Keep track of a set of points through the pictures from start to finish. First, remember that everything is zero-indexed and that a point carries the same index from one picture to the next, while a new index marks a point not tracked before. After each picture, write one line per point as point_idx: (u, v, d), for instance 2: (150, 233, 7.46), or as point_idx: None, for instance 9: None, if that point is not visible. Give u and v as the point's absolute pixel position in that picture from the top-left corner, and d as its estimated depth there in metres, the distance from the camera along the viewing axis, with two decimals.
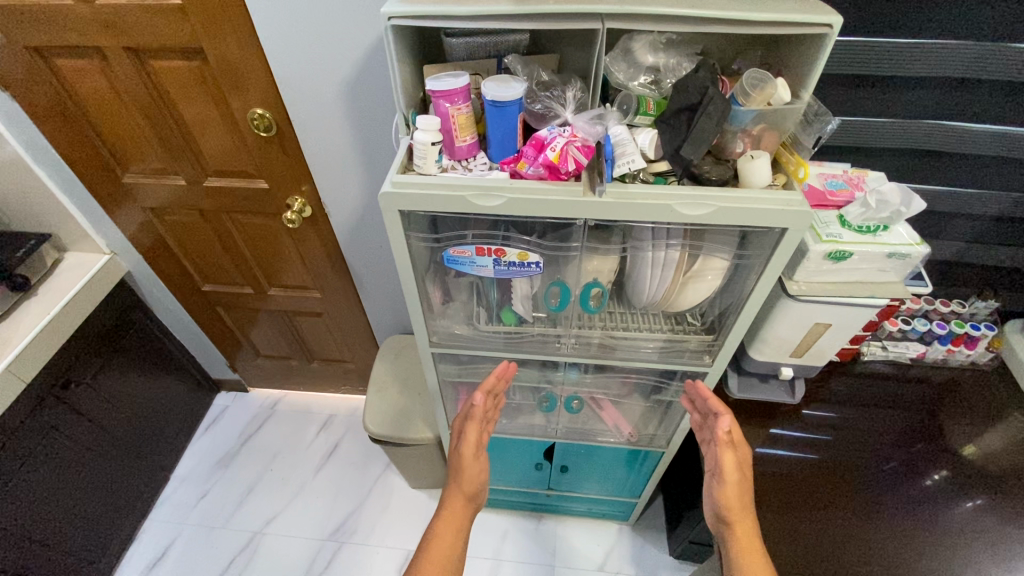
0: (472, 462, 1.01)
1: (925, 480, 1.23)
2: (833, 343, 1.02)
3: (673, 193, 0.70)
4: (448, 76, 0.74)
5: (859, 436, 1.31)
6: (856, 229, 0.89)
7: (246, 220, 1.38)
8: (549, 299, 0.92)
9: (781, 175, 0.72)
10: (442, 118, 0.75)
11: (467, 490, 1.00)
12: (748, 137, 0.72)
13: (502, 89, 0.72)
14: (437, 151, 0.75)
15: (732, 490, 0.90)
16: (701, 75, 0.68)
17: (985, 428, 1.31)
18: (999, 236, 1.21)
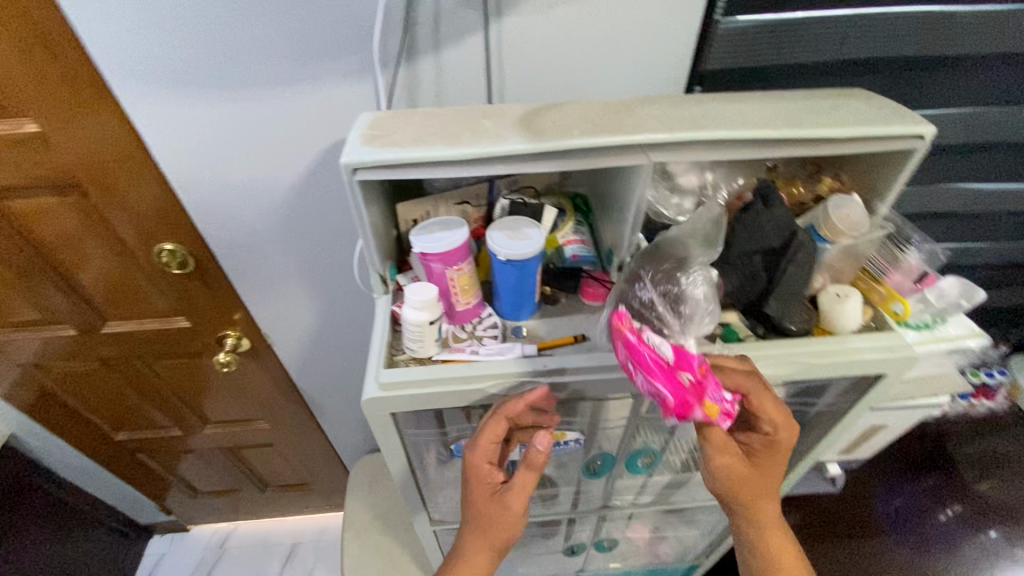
0: (497, 505, 0.59)
1: (937, 517, 1.20)
2: (884, 439, 0.91)
3: (753, 354, 0.54)
4: (441, 227, 0.55)
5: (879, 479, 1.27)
6: (914, 327, 0.77)
7: (164, 361, 1.10)
8: (590, 468, 0.75)
9: (868, 307, 0.59)
10: (437, 282, 0.56)
11: (490, 545, 0.61)
12: (829, 267, 0.58)
13: (516, 241, 0.55)
14: (438, 327, 0.55)
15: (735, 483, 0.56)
16: (777, 207, 0.53)
17: (994, 441, 1.30)
18: (1007, 282, 1.15)
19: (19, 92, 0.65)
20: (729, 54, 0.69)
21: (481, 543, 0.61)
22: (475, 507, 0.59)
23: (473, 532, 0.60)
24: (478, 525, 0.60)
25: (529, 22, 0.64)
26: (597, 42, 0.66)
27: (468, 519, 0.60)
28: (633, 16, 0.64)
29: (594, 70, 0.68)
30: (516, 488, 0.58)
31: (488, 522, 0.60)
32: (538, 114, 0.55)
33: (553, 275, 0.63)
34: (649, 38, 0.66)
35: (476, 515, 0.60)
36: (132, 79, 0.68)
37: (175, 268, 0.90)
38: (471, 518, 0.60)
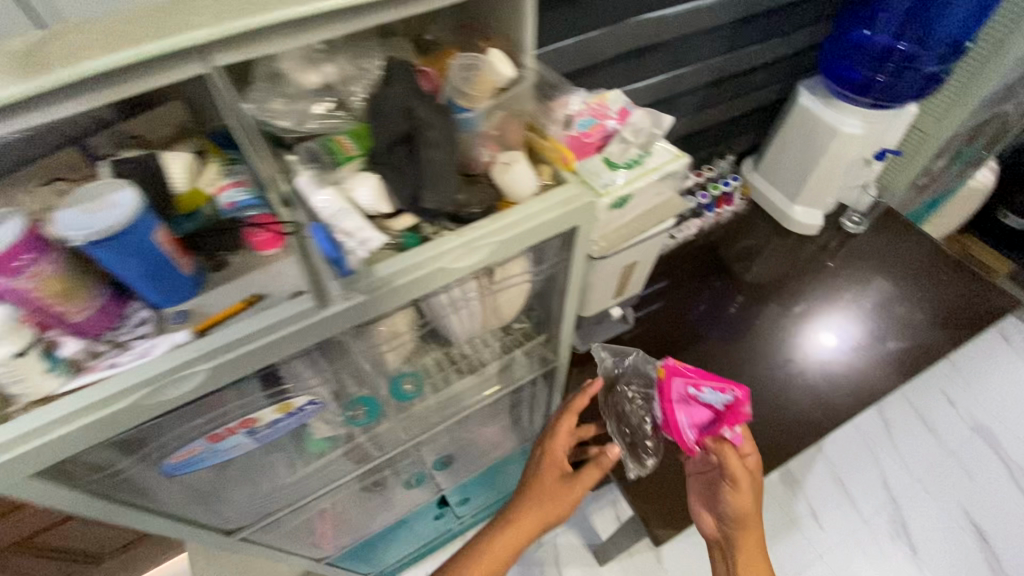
0: (563, 484, 0.81)
1: (729, 311, 1.33)
2: (642, 272, 1.01)
3: (435, 251, 0.51)
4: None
5: (676, 300, 1.36)
6: (626, 166, 0.81)
7: None
8: (354, 417, 0.73)
9: (544, 167, 0.57)
10: (10, 301, 0.42)
11: (544, 515, 0.79)
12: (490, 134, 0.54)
13: (89, 219, 0.42)
14: (40, 353, 0.43)
15: (742, 495, 0.74)
16: (396, 87, 0.49)
17: (744, 229, 1.45)
18: (717, 98, 1.28)
19: None
20: None
21: (540, 509, 0.79)
22: (541, 480, 0.82)
23: (536, 499, 0.80)
24: (541, 496, 0.80)
25: None
26: None
27: (536, 482, 0.82)
28: None
29: None
30: (580, 475, 0.81)
31: (549, 496, 0.80)
32: (44, 41, 0.40)
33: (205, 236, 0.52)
34: None
35: (542, 483, 0.81)
36: None
37: None
38: (536, 486, 0.82)
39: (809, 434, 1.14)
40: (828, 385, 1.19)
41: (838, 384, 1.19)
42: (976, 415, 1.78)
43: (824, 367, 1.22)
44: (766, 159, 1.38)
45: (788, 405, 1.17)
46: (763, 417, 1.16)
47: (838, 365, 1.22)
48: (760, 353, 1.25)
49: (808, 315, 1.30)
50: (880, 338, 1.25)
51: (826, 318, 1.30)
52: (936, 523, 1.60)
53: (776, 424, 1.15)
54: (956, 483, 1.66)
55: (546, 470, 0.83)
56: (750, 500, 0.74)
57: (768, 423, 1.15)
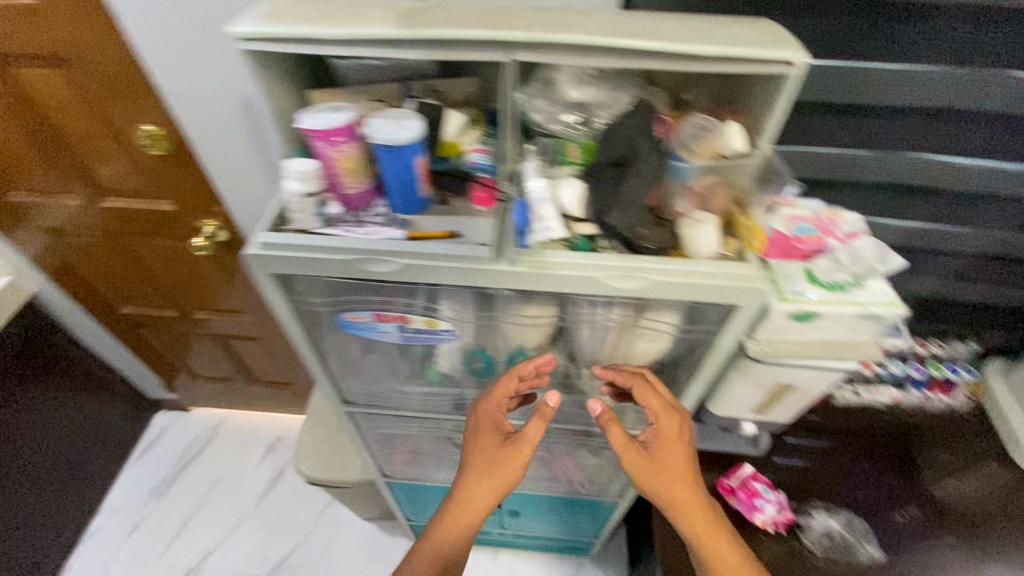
0: (506, 452, 0.75)
1: (906, 517, 1.08)
2: (796, 401, 0.92)
3: (598, 262, 0.57)
4: (329, 110, 0.60)
5: (840, 470, 1.14)
6: (826, 285, 0.76)
7: (158, 243, 1.23)
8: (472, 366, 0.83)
9: (732, 241, 0.60)
10: (323, 161, 0.61)
11: (489, 492, 0.75)
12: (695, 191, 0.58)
13: (394, 129, 0.59)
14: (317, 203, 0.61)
15: (656, 473, 0.73)
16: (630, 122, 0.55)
17: (959, 427, 1.18)
18: (986, 275, 1.09)
19: None
20: None
21: (482, 489, 0.75)
22: (484, 449, 0.76)
23: (479, 476, 0.75)
24: (478, 474, 0.75)
25: None
26: None
27: (470, 468, 0.76)
28: None
29: None
30: (528, 439, 0.74)
31: (495, 462, 0.75)
32: (426, 9, 0.57)
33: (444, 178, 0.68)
34: None
35: (474, 464, 0.75)
36: None
37: (157, 152, 0.99)
38: (476, 467, 0.75)
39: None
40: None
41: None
42: None
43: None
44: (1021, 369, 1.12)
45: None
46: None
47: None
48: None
49: None
50: None
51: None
52: None
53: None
54: None
55: (485, 446, 0.76)
56: (679, 478, 0.73)
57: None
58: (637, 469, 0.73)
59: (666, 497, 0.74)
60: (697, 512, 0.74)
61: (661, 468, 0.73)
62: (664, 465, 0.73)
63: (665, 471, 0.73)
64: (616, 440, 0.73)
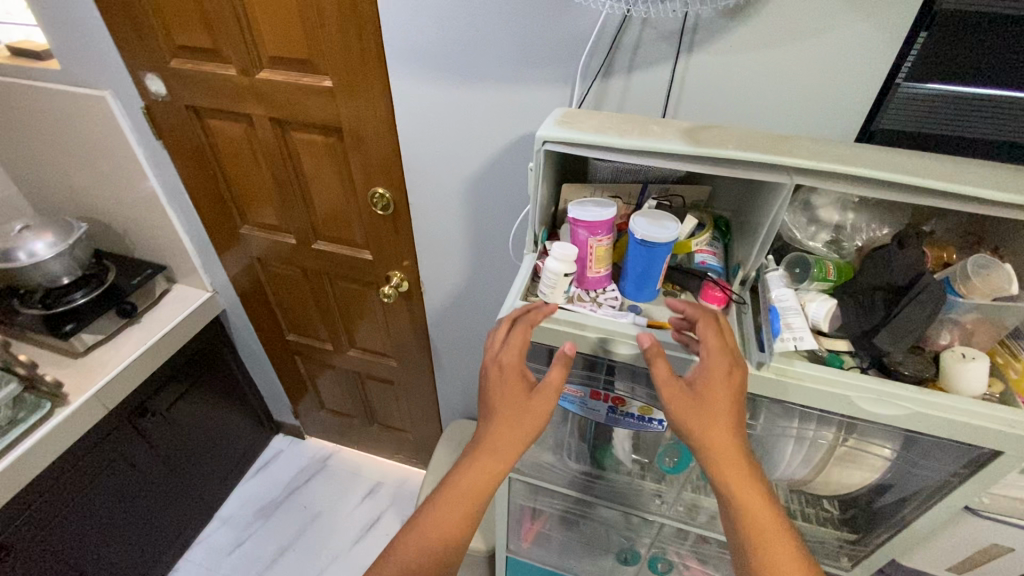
0: (532, 402, 0.65)
1: None
2: (1009, 569, 0.81)
3: (852, 380, 0.57)
4: (595, 205, 0.67)
5: None
6: None
7: (344, 283, 1.38)
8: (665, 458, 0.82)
9: (997, 382, 0.57)
10: (579, 247, 0.68)
11: (513, 443, 0.65)
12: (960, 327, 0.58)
13: (654, 228, 0.64)
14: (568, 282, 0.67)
15: (704, 420, 0.58)
16: (908, 253, 0.57)
17: None
18: None
19: (328, 57, 0.93)
20: (911, 119, 0.71)
21: (496, 437, 0.65)
22: (508, 395, 0.65)
23: (500, 421, 0.66)
24: (502, 418, 0.66)
25: (714, 62, 0.75)
26: (771, 88, 0.75)
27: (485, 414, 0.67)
28: (813, 66, 0.71)
29: (765, 112, 0.77)
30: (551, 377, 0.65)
31: (524, 412, 0.65)
32: (702, 129, 0.65)
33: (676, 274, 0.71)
34: (824, 90, 0.73)
35: (501, 410, 0.66)
36: (399, 59, 0.91)
37: (379, 209, 1.14)
38: (492, 411, 0.66)
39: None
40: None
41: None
42: None
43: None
44: None
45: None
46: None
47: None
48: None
49: None
50: None
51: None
52: None
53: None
54: None
55: (503, 387, 0.66)
56: (720, 424, 0.58)
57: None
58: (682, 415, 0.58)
59: (708, 451, 0.59)
60: (743, 478, 0.59)
61: (706, 412, 0.58)
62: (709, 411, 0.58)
63: (710, 421, 0.58)
64: (659, 373, 0.59)
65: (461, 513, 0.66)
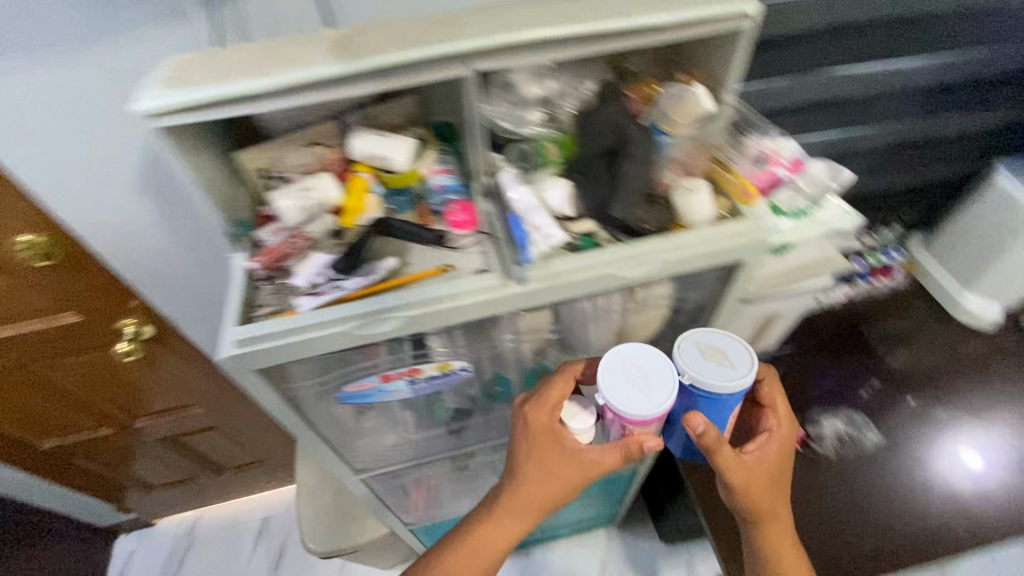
0: (568, 462, 0.66)
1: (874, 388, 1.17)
2: (782, 326, 0.97)
3: (607, 256, 0.55)
4: (643, 384, 0.62)
5: (825, 370, 1.19)
6: (792, 215, 0.79)
7: (69, 359, 1.05)
8: (492, 394, 0.82)
9: (722, 199, 0.60)
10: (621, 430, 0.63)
11: (543, 495, 0.67)
12: (677, 163, 0.58)
13: (709, 368, 0.61)
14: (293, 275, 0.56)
15: (756, 471, 0.66)
16: (612, 107, 0.56)
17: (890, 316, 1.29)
18: (895, 165, 1.19)
19: None
20: None
21: (539, 487, 0.67)
22: (541, 453, 0.67)
23: (540, 469, 0.66)
24: (538, 475, 0.67)
25: None
26: None
27: (523, 464, 0.67)
28: None
29: None
30: (605, 451, 0.65)
31: (564, 469, 0.66)
32: (354, 34, 0.51)
33: (409, 224, 0.59)
34: None
35: (542, 464, 0.66)
36: None
37: (41, 260, 0.83)
38: (526, 458, 0.67)
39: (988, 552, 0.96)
40: (998, 496, 1.03)
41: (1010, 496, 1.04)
42: None
43: (984, 489, 1.04)
44: (942, 237, 1.26)
45: (957, 515, 1.00)
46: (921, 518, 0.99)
47: (1001, 492, 1.03)
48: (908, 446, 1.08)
49: (962, 418, 1.13)
50: None
51: (986, 435, 1.11)
52: None
53: (927, 530, 0.98)
54: None
55: (551, 450, 0.67)
56: (767, 480, 0.66)
57: (920, 524, 0.98)
58: (742, 488, 0.65)
59: (742, 497, 0.66)
60: (776, 521, 0.68)
61: (758, 471, 0.66)
62: (755, 475, 0.65)
63: (757, 487, 0.66)
64: (720, 461, 0.62)
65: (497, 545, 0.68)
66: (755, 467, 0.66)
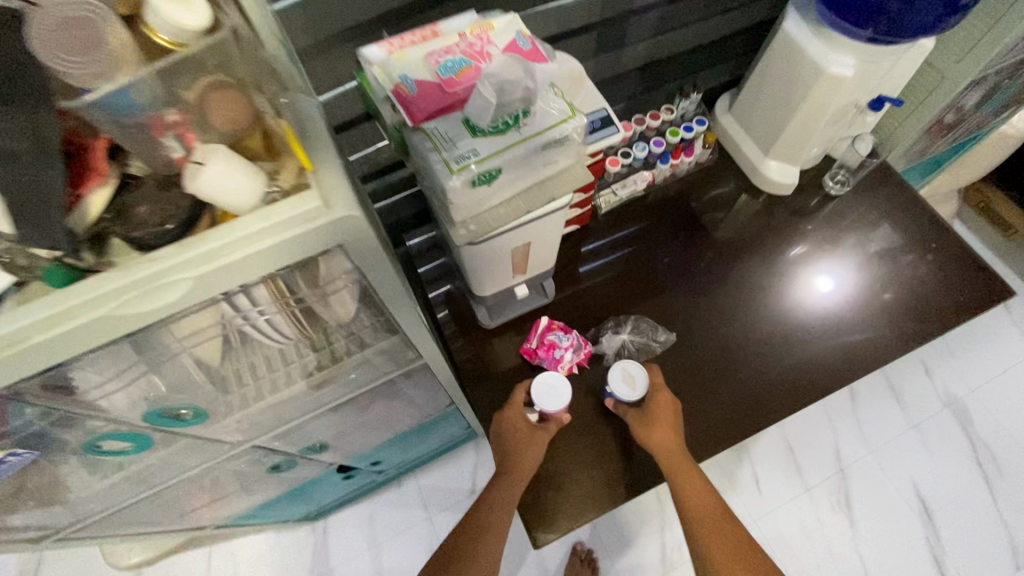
0: (536, 435, 0.90)
1: (705, 259, 1.15)
2: (547, 249, 0.85)
3: (89, 293, 0.36)
4: (553, 394, 0.91)
5: (656, 255, 1.16)
6: (493, 130, 0.62)
7: None
8: (118, 450, 0.64)
9: (284, 165, 0.40)
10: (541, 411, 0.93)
11: (528, 467, 0.88)
12: (170, 121, 0.37)
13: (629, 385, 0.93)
14: None
15: (641, 423, 0.89)
16: None
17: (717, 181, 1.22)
18: (681, 20, 1.01)
19: None
20: None
21: (518, 470, 0.88)
22: (516, 441, 0.89)
23: (514, 455, 0.88)
24: (518, 449, 0.89)
25: None
26: None
27: (509, 455, 0.89)
28: None
29: None
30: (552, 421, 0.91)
31: (533, 443, 0.89)
32: None
33: None
34: None
35: (518, 445, 0.89)
36: None
37: None
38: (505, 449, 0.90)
39: (826, 383, 1.03)
40: (838, 323, 1.09)
41: (850, 318, 1.09)
42: (953, 389, 1.58)
43: (827, 318, 1.09)
44: (742, 98, 1.13)
45: (797, 356, 1.05)
46: (766, 369, 1.04)
47: (842, 317, 1.09)
48: (749, 305, 1.10)
49: (803, 262, 1.15)
50: (875, 290, 1.12)
51: (829, 258, 1.16)
52: (882, 501, 1.46)
53: (759, 385, 1.03)
54: (913, 460, 1.50)
55: (513, 427, 0.91)
56: (667, 428, 0.88)
57: (764, 378, 1.04)
58: (641, 419, 0.89)
59: (655, 450, 0.87)
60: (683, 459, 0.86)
61: (659, 406, 0.91)
62: (654, 421, 0.89)
63: (653, 430, 0.88)
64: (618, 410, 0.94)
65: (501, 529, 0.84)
66: (663, 399, 0.91)
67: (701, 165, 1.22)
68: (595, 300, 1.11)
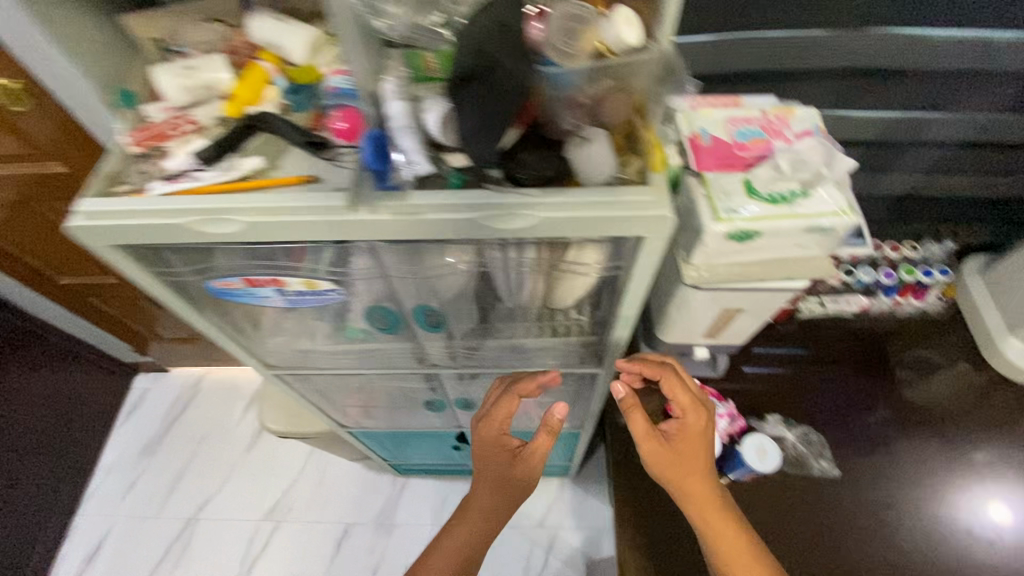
0: (519, 461, 0.74)
1: (877, 417, 1.05)
2: (751, 324, 0.86)
3: (472, 199, 0.49)
4: None
5: (824, 388, 1.08)
6: (768, 199, 0.67)
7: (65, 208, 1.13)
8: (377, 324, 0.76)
9: (633, 159, 0.50)
10: None
11: (499, 495, 0.75)
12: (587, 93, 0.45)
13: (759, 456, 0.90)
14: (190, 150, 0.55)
15: (661, 455, 0.70)
16: (484, 19, 0.45)
17: (922, 343, 1.12)
18: (961, 165, 0.99)
19: None
20: None
21: (493, 493, 0.75)
22: (487, 464, 0.75)
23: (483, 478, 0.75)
24: (494, 481, 0.75)
25: None
26: None
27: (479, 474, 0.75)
28: None
29: None
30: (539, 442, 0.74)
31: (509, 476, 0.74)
32: None
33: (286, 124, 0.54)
34: None
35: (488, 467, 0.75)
36: None
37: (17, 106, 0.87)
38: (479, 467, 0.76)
39: None
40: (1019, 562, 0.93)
41: None
42: None
43: (1010, 552, 0.94)
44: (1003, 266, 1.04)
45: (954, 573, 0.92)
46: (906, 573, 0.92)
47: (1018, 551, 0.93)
48: (913, 496, 0.98)
49: (988, 470, 1.00)
50: None
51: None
52: None
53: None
54: None
55: (486, 452, 0.75)
56: (697, 464, 0.71)
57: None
58: (661, 453, 0.70)
59: (680, 490, 0.71)
60: (719, 513, 0.71)
61: (688, 453, 0.71)
62: (686, 460, 0.71)
63: (673, 466, 0.70)
64: (636, 430, 0.71)
65: (460, 548, 0.75)
66: (693, 438, 0.71)
67: (923, 315, 1.13)
68: (746, 402, 1.06)
